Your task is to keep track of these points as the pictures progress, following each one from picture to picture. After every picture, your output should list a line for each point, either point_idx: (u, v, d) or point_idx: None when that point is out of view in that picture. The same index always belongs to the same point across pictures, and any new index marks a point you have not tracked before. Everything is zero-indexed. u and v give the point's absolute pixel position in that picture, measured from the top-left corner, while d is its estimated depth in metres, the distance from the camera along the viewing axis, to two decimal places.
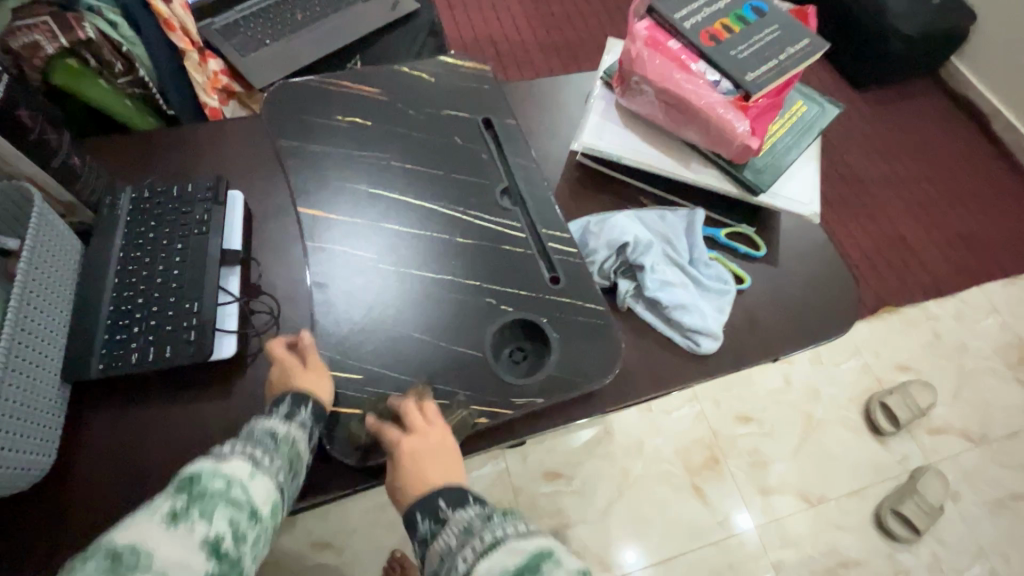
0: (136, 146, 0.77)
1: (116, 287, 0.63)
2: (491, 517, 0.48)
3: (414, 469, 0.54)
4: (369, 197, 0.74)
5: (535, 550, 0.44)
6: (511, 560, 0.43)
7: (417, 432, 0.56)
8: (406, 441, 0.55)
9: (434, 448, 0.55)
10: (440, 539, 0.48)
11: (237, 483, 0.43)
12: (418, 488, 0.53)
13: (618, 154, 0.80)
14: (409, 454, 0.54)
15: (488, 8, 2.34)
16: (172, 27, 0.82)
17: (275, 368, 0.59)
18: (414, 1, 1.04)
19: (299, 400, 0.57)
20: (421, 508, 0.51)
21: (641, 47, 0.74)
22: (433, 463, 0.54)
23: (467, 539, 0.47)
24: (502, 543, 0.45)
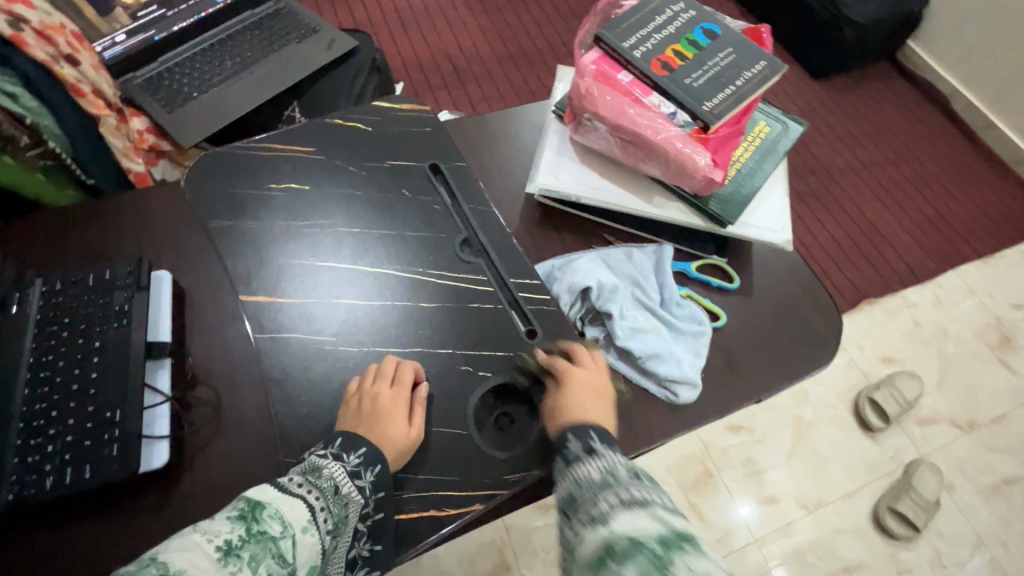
0: (50, 226, 0.70)
1: (27, 400, 0.56)
2: (643, 483, 0.50)
3: (569, 399, 0.60)
4: (318, 272, 0.68)
5: (682, 539, 0.44)
6: (656, 530, 0.45)
7: (586, 371, 0.62)
8: (577, 373, 0.61)
9: (594, 389, 0.61)
10: (587, 469, 0.53)
11: (289, 534, 0.48)
12: (572, 415, 0.58)
13: (577, 193, 0.75)
14: (576, 383, 0.61)
15: (442, 24, 2.29)
16: (81, 92, 0.75)
17: (368, 404, 0.58)
18: (352, 38, 0.99)
19: (373, 457, 0.56)
20: (571, 432, 0.57)
21: (591, 81, 0.69)
22: (592, 399, 0.60)
23: (614, 489, 0.50)
24: (653, 509, 0.47)
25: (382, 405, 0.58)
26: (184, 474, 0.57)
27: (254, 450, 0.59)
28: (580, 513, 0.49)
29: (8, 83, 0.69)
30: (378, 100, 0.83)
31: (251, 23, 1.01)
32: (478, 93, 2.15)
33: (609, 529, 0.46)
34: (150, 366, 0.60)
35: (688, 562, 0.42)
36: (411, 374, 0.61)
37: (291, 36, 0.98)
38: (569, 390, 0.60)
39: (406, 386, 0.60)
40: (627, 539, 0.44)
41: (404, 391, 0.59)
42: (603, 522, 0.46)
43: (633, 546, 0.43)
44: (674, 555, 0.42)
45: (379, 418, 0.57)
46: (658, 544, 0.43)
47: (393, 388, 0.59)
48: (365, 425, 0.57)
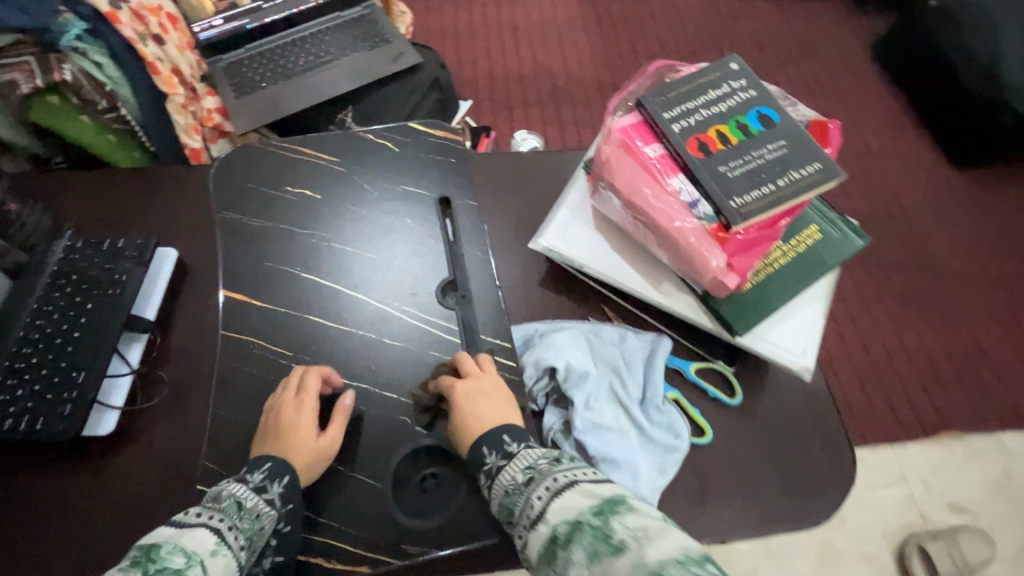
0: (99, 185, 0.78)
1: (17, 342, 0.62)
2: (563, 463, 0.50)
3: (465, 414, 0.57)
4: (299, 284, 0.70)
5: (609, 500, 0.45)
6: (589, 501, 0.45)
7: (471, 380, 0.60)
8: (460, 384, 0.59)
9: (486, 394, 0.59)
10: (508, 474, 0.52)
11: (196, 560, 0.45)
12: (477, 430, 0.56)
13: (579, 260, 0.70)
14: (465, 396, 0.58)
15: (553, 40, 2.29)
16: (156, 70, 0.82)
17: (274, 414, 0.59)
18: (419, 54, 1.01)
19: (279, 467, 0.56)
20: (483, 443, 0.55)
21: (614, 148, 0.64)
22: (488, 404, 0.58)
23: (542, 481, 0.49)
24: (579, 488, 0.47)
25: (286, 415, 0.59)
26: (128, 446, 0.61)
27: (193, 440, 0.61)
28: (519, 518, 0.49)
29: (97, 53, 0.77)
30: (415, 121, 0.84)
31: (335, 24, 1.06)
32: (569, 115, 2.11)
33: (547, 522, 0.45)
34: (127, 337, 0.65)
35: (623, 521, 0.42)
36: (317, 382, 0.60)
37: (365, 42, 1.01)
38: (461, 407, 0.58)
39: (313, 396, 0.60)
40: (568, 524, 0.44)
41: (310, 400, 0.59)
42: (541, 519, 0.46)
43: (575, 528, 0.43)
44: (611, 522, 0.42)
45: (284, 427, 0.58)
46: (595, 517, 0.43)
47: (298, 399, 0.59)
48: (273, 438, 0.58)
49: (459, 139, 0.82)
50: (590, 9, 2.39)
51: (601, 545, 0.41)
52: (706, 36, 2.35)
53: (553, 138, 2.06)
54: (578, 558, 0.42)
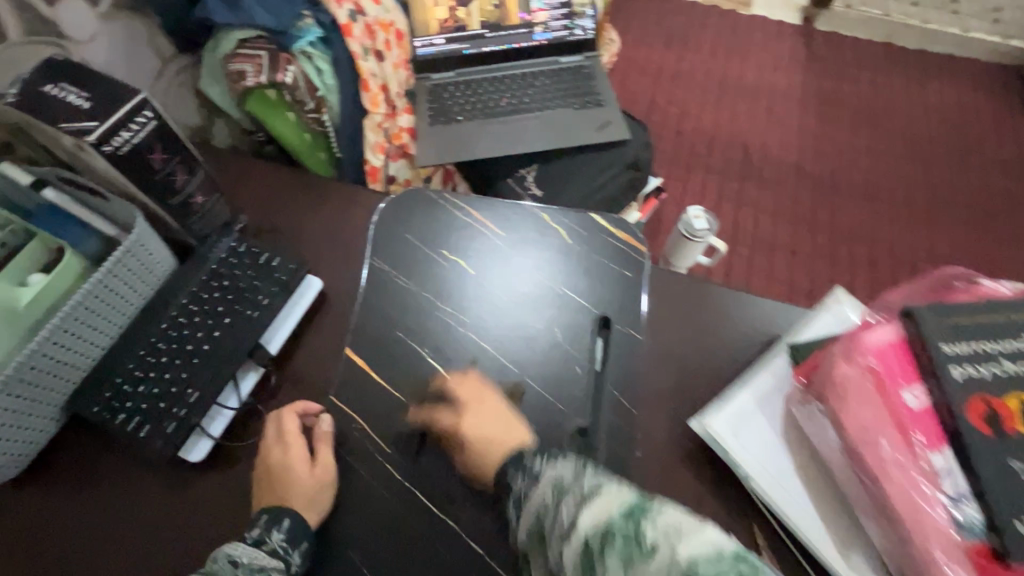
0: (279, 186, 0.79)
1: (157, 335, 0.62)
2: (588, 468, 0.38)
3: (472, 437, 0.52)
4: (420, 366, 0.62)
5: (637, 497, 0.34)
6: (618, 504, 0.34)
7: (468, 403, 0.56)
8: (464, 417, 0.54)
9: (481, 406, 0.55)
10: (536, 493, 0.40)
11: None
12: (499, 448, 0.50)
13: (747, 469, 0.55)
14: (467, 419, 0.54)
15: (761, 107, 2.04)
16: (367, 87, 0.81)
17: (261, 463, 0.56)
18: (627, 130, 0.91)
19: (276, 514, 0.52)
20: (512, 465, 0.44)
21: (856, 372, 0.47)
22: (491, 420, 0.53)
23: (567, 494, 0.37)
24: (605, 491, 0.36)
25: (278, 465, 0.55)
26: (211, 473, 0.59)
27: None
28: (546, 547, 0.37)
29: (320, 59, 0.77)
30: (601, 213, 0.73)
31: (549, 70, 0.99)
32: (752, 196, 1.87)
33: (574, 536, 0.34)
34: (247, 364, 0.63)
35: (655, 523, 0.32)
36: (294, 422, 0.58)
37: (574, 99, 0.94)
38: (463, 434, 0.53)
39: (292, 435, 0.57)
40: (597, 531, 0.33)
41: (290, 438, 0.57)
42: (570, 534, 0.35)
43: (606, 538, 0.33)
44: (643, 526, 0.32)
45: (278, 476, 0.55)
46: (624, 520, 0.33)
47: (280, 442, 0.57)
48: (268, 486, 0.55)
49: (643, 252, 0.70)
50: (817, 84, 2.10)
51: (633, 557, 0.31)
52: (950, 153, 1.96)
53: (725, 215, 1.83)
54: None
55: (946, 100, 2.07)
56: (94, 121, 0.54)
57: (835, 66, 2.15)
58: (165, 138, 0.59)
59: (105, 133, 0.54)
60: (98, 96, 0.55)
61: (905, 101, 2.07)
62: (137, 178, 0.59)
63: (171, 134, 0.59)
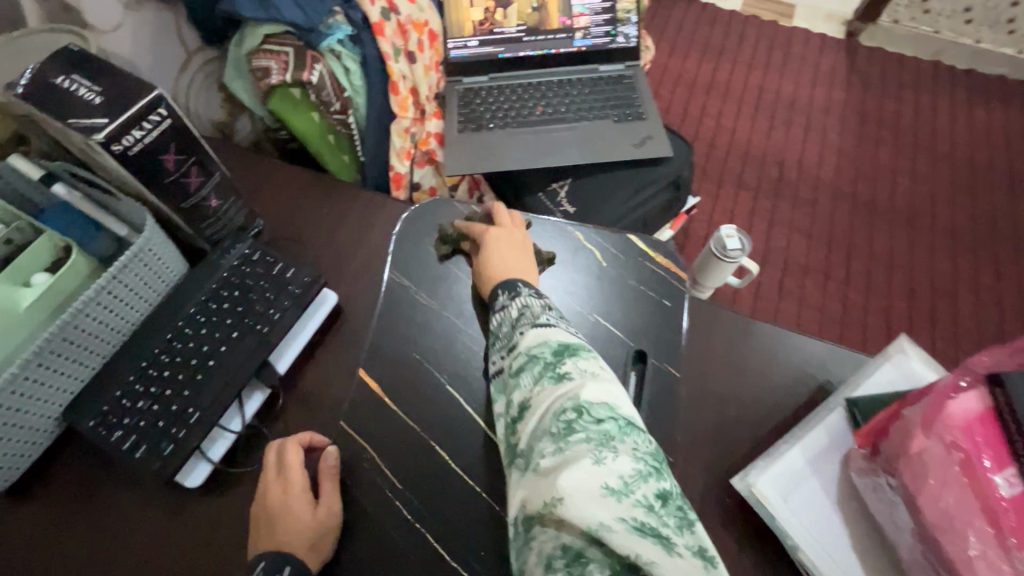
0: (300, 190, 0.75)
1: (162, 346, 0.58)
2: (554, 309, 0.52)
3: (490, 261, 0.60)
4: (438, 394, 0.58)
5: (575, 346, 0.47)
6: (556, 342, 0.47)
7: (505, 229, 0.62)
8: (493, 232, 0.61)
9: (516, 243, 0.61)
10: (506, 308, 0.54)
11: None
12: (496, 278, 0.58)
13: (797, 541, 0.49)
14: (492, 241, 0.61)
15: (800, 123, 1.96)
16: (396, 89, 0.77)
17: (260, 499, 0.52)
18: (669, 146, 0.85)
19: (275, 562, 0.47)
20: (501, 286, 0.56)
21: (939, 448, 0.41)
22: (513, 256, 0.60)
23: (527, 316, 0.51)
24: (556, 328, 0.49)
25: (278, 502, 0.51)
26: (209, 500, 0.55)
27: None
28: (501, 343, 0.52)
29: (350, 59, 0.74)
30: (640, 235, 0.68)
31: (587, 78, 0.93)
32: (786, 214, 1.79)
33: (523, 349, 0.48)
34: (253, 384, 0.59)
35: (574, 363, 0.44)
36: (298, 454, 0.53)
37: (613, 111, 0.88)
38: (489, 249, 0.60)
39: (297, 467, 0.53)
40: (530, 355, 0.47)
41: (293, 472, 0.52)
42: (516, 347, 0.49)
43: (535, 360, 0.46)
44: (564, 362, 0.45)
45: (278, 515, 0.50)
46: (554, 354, 0.46)
47: (282, 477, 0.52)
48: (267, 527, 0.50)
49: (684, 280, 0.65)
50: (860, 101, 2.01)
51: (547, 375, 0.44)
52: (1000, 181, 1.86)
53: (757, 233, 1.76)
54: (526, 383, 0.45)
55: (998, 124, 1.97)
56: (104, 118, 0.50)
57: (880, 83, 2.06)
58: (180, 138, 0.55)
59: (116, 130, 0.50)
60: (111, 91, 0.51)
61: (954, 123, 1.97)
62: (149, 179, 0.55)
63: (186, 134, 0.55)
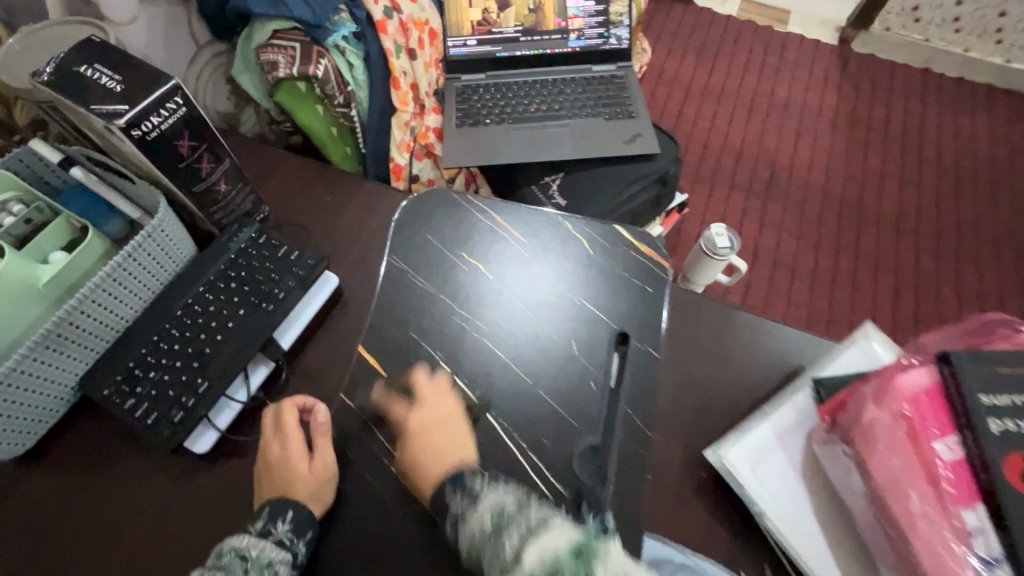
0: (304, 179, 0.79)
1: (172, 321, 0.62)
2: (528, 500, 0.41)
3: (426, 443, 0.53)
4: (432, 370, 0.61)
5: (583, 538, 0.37)
6: (564, 542, 0.37)
7: (420, 405, 0.56)
8: (414, 415, 0.55)
9: (442, 421, 0.55)
10: (472, 519, 0.42)
11: None
12: (429, 469, 0.51)
13: (761, 506, 0.53)
14: (419, 425, 0.54)
15: (792, 127, 2.01)
16: (398, 85, 0.81)
17: (262, 458, 0.56)
18: (657, 143, 0.89)
19: (279, 507, 0.51)
20: (451, 484, 0.47)
21: (886, 416, 0.45)
22: (441, 432, 0.54)
23: (507, 526, 0.40)
24: (551, 526, 0.38)
25: (279, 461, 0.55)
26: (215, 465, 0.59)
27: None
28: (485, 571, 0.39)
29: (354, 55, 0.77)
30: (626, 226, 0.72)
31: (581, 78, 0.97)
32: (776, 216, 1.84)
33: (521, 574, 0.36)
34: (257, 358, 0.62)
35: (604, 565, 0.35)
36: (294, 416, 0.57)
37: (605, 109, 0.92)
38: (437, 330, 0.63)
39: (292, 431, 0.56)
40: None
41: (290, 434, 0.56)
42: (513, 567, 0.37)
43: None
44: (592, 566, 0.35)
45: (280, 471, 0.54)
46: (571, 559, 0.36)
47: (281, 439, 0.56)
48: (270, 481, 0.54)
49: (666, 268, 0.68)
50: (851, 106, 2.06)
51: None
52: (985, 187, 1.91)
53: (747, 233, 1.81)
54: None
55: (985, 132, 2.02)
56: (126, 105, 0.53)
57: (871, 90, 2.10)
58: (194, 125, 0.59)
59: (135, 116, 0.53)
60: (131, 80, 0.55)
61: (941, 130, 2.01)
62: (163, 164, 0.58)
63: (199, 122, 0.59)
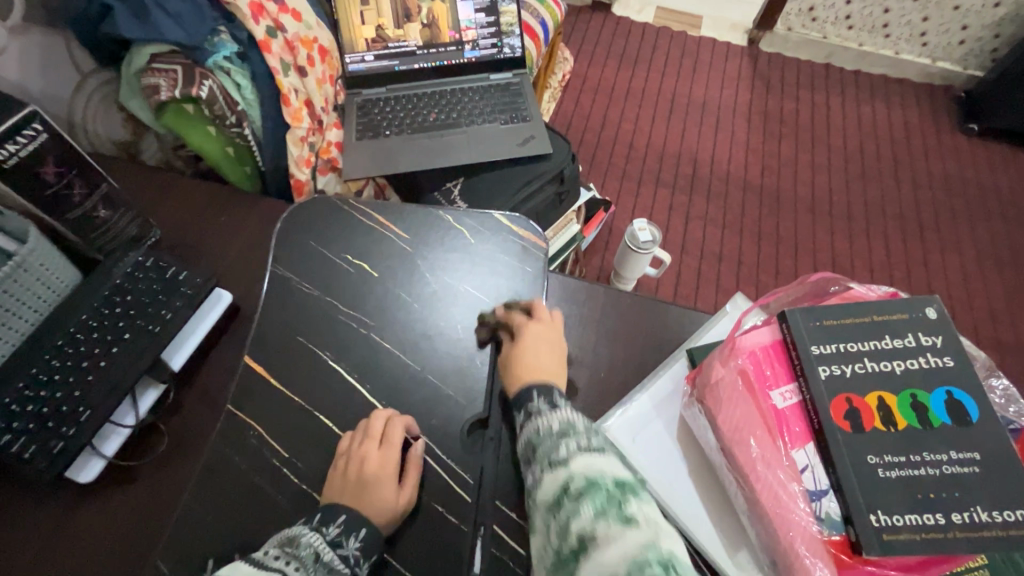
0: (198, 198, 0.79)
1: (53, 352, 0.59)
2: (599, 433, 0.47)
3: (525, 358, 0.57)
4: (325, 371, 0.62)
5: None
6: None
7: (540, 324, 0.61)
8: (530, 325, 0.60)
9: (548, 341, 0.59)
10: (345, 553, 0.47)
11: None
12: (532, 373, 0.55)
13: (641, 472, 0.56)
14: (530, 334, 0.59)
15: (710, 124, 2.12)
16: (288, 101, 0.80)
17: (340, 471, 0.53)
18: (548, 144, 0.96)
19: (356, 521, 0.49)
20: (536, 388, 0.53)
21: (730, 373, 0.49)
22: (547, 347, 0.59)
23: (547, 446, 0.47)
24: None
25: (368, 472, 0.52)
26: (106, 488, 0.58)
27: (168, 508, 0.58)
28: None
29: (239, 74, 0.78)
30: (501, 212, 0.75)
31: (478, 86, 1.02)
32: (701, 208, 1.92)
33: None
34: (146, 380, 0.63)
35: None
36: (401, 431, 0.56)
37: (500, 116, 0.98)
38: (331, 333, 0.65)
39: (396, 450, 0.54)
40: None
41: (393, 451, 0.54)
42: (563, 464, 0.44)
43: None
44: None
45: (365, 483, 0.51)
46: None
47: (383, 451, 0.54)
48: (347, 489, 0.51)
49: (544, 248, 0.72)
50: (761, 102, 2.19)
51: None
52: (887, 169, 2.05)
53: (674, 227, 1.88)
54: (585, 513, 0.40)
55: (882, 117, 2.19)
56: None
57: (779, 86, 2.25)
58: (59, 152, 0.59)
59: None
60: None
61: (843, 119, 2.17)
62: (31, 191, 0.58)
63: (65, 144, 0.59)
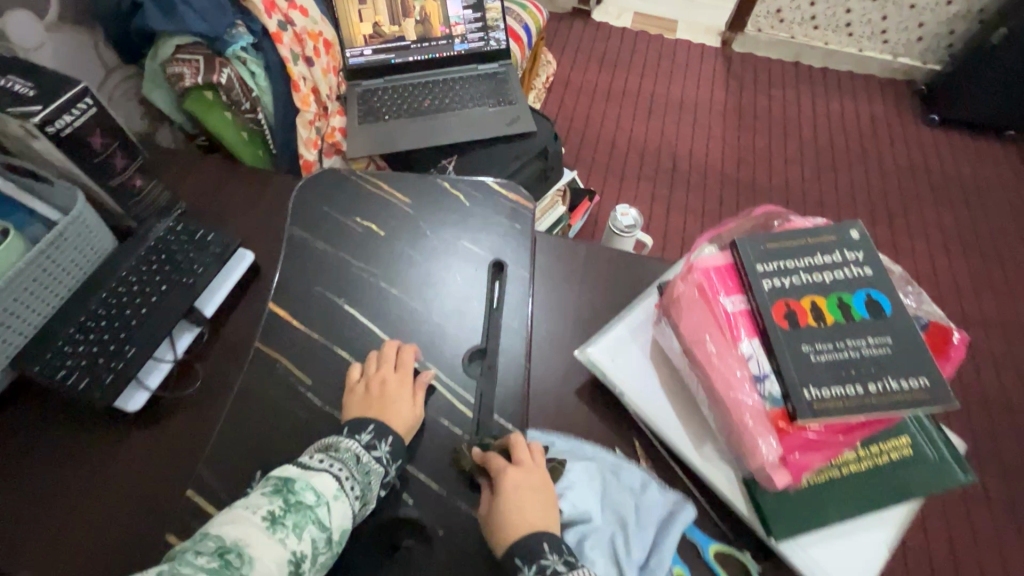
0: (217, 174, 0.87)
1: (99, 302, 0.67)
2: None
3: (511, 515, 0.53)
4: (340, 313, 0.71)
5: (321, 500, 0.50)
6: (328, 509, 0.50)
7: (524, 469, 0.56)
8: (511, 474, 0.55)
9: (535, 488, 0.55)
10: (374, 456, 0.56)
11: (323, 500, 0.50)
12: (515, 536, 0.52)
13: (620, 385, 0.65)
14: (515, 487, 0.54)
15: (687, 120, 2.24)
16: (297, 87, 0.90)
17: (360, 388, 0.62)
18: (531, 124, 1.06)
19: (383, 429, 0.58)
20: (523, 555, 0.50)
21: (689, 288, 0.58)
22: (534, 500, 0.54)
23: None
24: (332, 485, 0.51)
25: (389, 388, 0.61)
26: (149, 418, 0.66)
27: (205, 433, 0.65)
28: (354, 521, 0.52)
29: (254, 64, 0.87)
30: (492, 180, 0.85)
31: (467, 76, 1.12)
32: (680, 198, 2.04)
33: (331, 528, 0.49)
34: (183, 325, 0.71)
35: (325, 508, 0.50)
36: (411, 355, 0.65)
37: (487, 100, 1.08)
38: (344, 281, 0.73)
39: (408, 370, 0.64)
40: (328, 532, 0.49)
41: (406, 369, 0.63)
42: None
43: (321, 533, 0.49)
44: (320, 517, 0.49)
45: (385, 396, 0.61)
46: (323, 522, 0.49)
47: (397, 371, 0.63)
48: (370, 404, 0.60)
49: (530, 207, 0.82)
50: (735, 99, 2.32)
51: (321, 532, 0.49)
52: (853, 157, 2.18)
53: (656, 216, 1.99)
54: None
55: (847, 110, 2.32)
56: (38, 105, 0.61)
57: (750, 83, 2.38)
58: (103, 123, 0.67)
59: (49, 115, 0.61)
60: (42, 87, 0.63)
61: (812, 113, 2.30)
62: (79, 158, 0.66)
63: (108, 120, 0.67)
